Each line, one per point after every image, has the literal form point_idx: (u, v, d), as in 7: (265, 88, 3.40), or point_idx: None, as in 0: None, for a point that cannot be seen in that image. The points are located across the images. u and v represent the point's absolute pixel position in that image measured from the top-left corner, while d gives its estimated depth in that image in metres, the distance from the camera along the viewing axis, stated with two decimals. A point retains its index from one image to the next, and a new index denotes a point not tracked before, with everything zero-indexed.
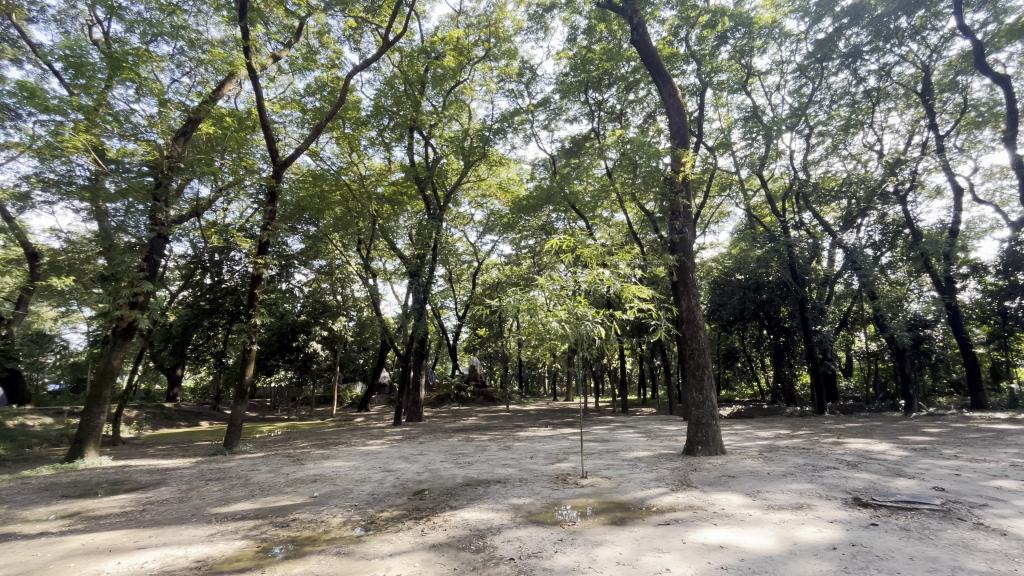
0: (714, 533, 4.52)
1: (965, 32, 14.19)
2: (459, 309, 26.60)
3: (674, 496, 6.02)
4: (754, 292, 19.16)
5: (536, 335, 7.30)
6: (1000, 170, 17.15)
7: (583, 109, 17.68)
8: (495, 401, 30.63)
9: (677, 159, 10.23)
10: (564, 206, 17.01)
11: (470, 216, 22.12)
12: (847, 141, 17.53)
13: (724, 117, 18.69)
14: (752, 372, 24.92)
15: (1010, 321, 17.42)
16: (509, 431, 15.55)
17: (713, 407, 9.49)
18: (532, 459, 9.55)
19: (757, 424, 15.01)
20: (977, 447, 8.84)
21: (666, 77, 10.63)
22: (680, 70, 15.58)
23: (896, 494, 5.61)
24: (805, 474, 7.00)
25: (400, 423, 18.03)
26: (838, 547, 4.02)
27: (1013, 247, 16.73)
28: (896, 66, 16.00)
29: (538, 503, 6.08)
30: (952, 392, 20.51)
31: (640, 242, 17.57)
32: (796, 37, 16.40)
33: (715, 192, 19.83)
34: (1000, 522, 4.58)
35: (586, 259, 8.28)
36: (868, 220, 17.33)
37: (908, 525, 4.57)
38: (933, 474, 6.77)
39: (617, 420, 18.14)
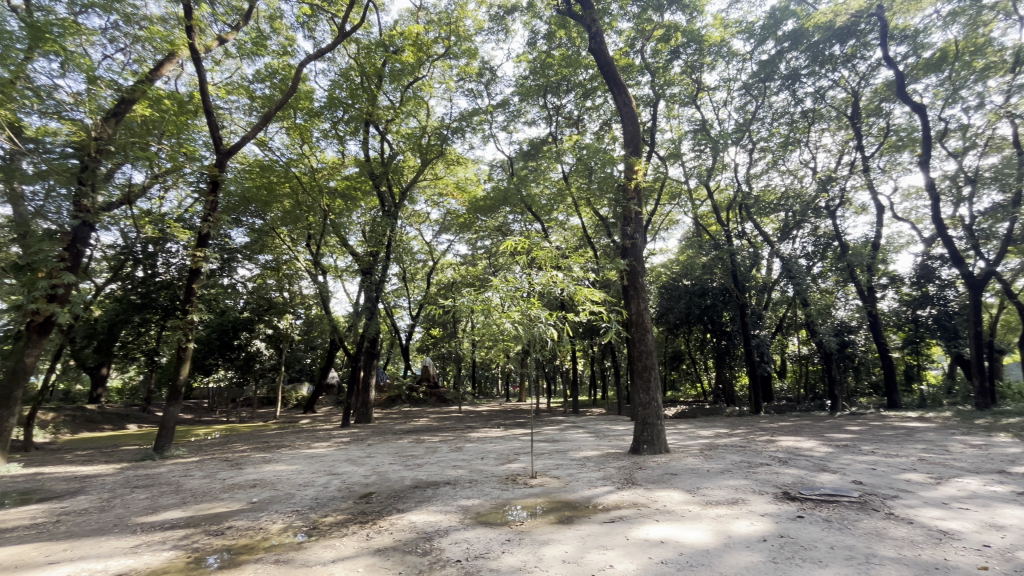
0: (656, 528, 4.70)
1: (890, 63, 15.47)
2: (413, 308, 26.20)
3: (619, 495, 6.19)
4: (699, 297, 20.10)
5: (490, 336, 7.32)
6: (916, 191, 18.81)
7: (541, 112, 17.90)
8: (447, 401, 30.37)
9: (630, 167, 10.55)
10: (521, 208, 17.08)
11: (426, 215, 21.83)
12: (786, 157, 18.73)
13: (675, 129, 19.49)
14: (695, 373, 26.07)
15: (921, 328, 19.20)
16: (460, 432, 15.44)
17: (659, 407, 9.84)
18: (482, 460, 9.54)
19: (700, 424, 15.65)
20: (890, 444, 9.67)
21: (621, 86, 10.93)
22: (636, 80, 16.07)
23: (820, 488, 6.03)
24: (741, 471, 7.40)
25: (348, 424, 17.53)
26: (768, 539, 4.28)
27: (925, 260, 18.65)
28: (829, 90, 17.20)
29: (487, 504, 6.08)
30: (872, 393, 22.28)
31: (593, 246, 17.97)
32: (742, 57, 17.32)
33: (665, 200, 20.61)
34: (908, 512, 5.03)
35: (541, 262, 8.40)
36: (802, 232, 18.58)
37: (830, 517, 4.92)
38: (852, 468, 7.33)
39: (568, 420, 18.44)
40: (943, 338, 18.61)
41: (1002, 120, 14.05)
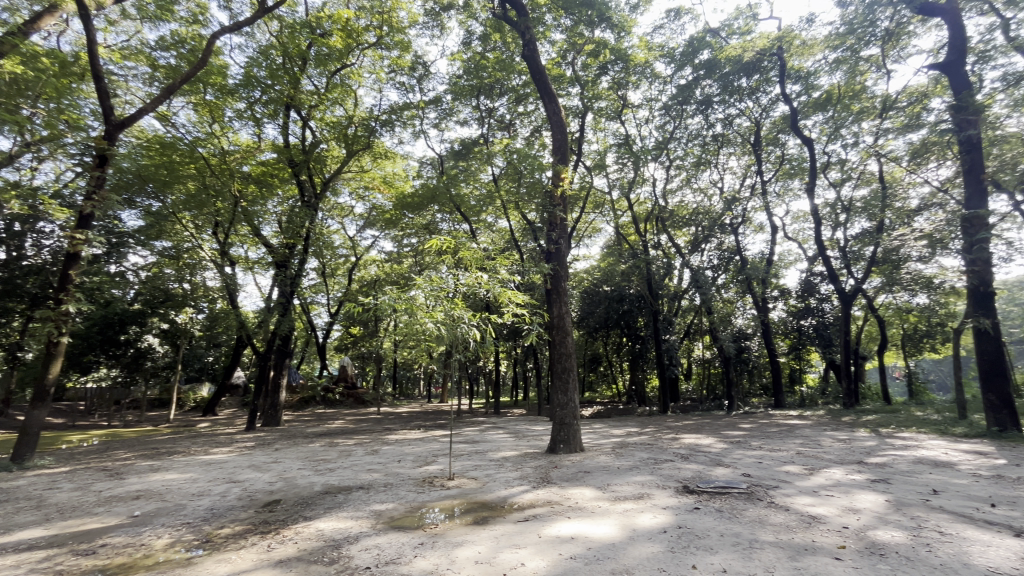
0: (567, 525, 4.86)
1: (787, 98, 17.29)
2: (332, 305, 25.02)
3: (534, 493, 6.34)
4: (617, 303, 21.12)
5: (411, 335, 7.16)
6: (803, 215, 21.23)
7: (473, 113, 17.89)
8: (366, 403, 29.34)
9: (557, 174, 10.87)
10: (449, 207, 16.92)
11: (349, 207, 20.93)
12: (698, 176, 20.32)
13: (601, 141, 20.37)
14: (612, 375, 27.39)
15: (804, 336, 21.63)
16: (378, 435, 14.97)
17: (575, 407, 10.21)
18: (399, 462, 9.32)
19: (613, 423, 16.43)
20: (775, 439, 10.81)
21: (552, 95, 11.23)
22: (566, 91, 16.59)
23: (715, 481, 6.59)
24: (647, 467, 7.88)
25: (254, 428, 16.29)
26: (668, 531, 4.59)
27: (809, 276, 21.12)
28: (737, 118, 18.84)
29: (401, 507, 5.95)
30: (762, 394, 24.70)
31: (519, 249, 18.27)
32: (663, 80, 18.50)
33: (590, 209, 21.47)
34: (786, 500, 5.65)
35: (467, 263, 8.39)
36: (709, 245, 20.25)
37: (722, 507, 5.38)
38: (743, 462, 8.08)
39: (488, 421, 18.62)
40: (821, 346, 21.04)
41: (871, 158, 16.22)
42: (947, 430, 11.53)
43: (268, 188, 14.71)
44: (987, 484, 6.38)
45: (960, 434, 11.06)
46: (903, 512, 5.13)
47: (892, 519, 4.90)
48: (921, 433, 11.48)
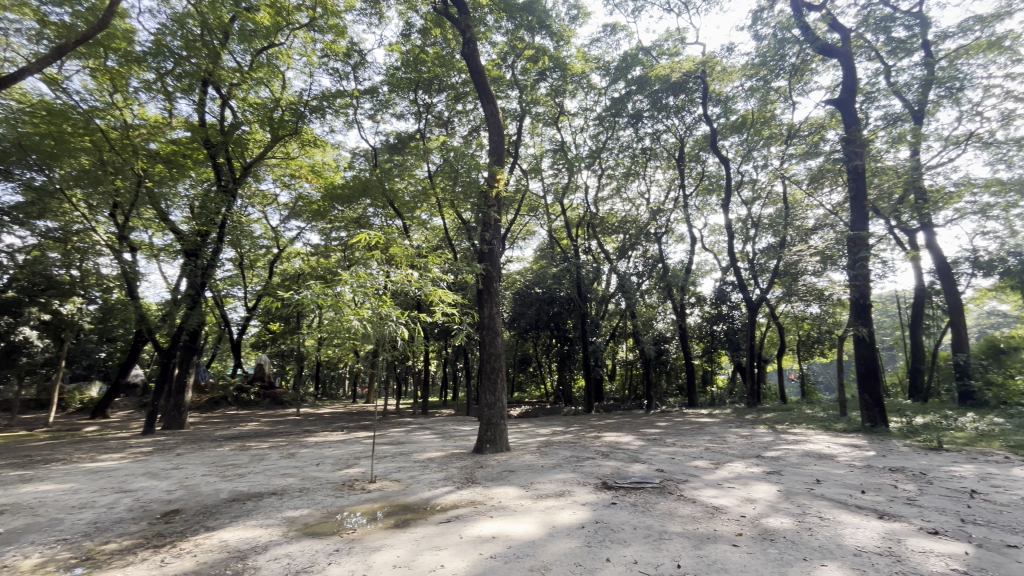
0: (489, 525, 4.89)
1: (709, 119, 18.59)
2: (250, 299, 23.35)
3: (457, 494, 6.31)
4: (547, 305, 21.61)
5: (335, 333, 6.83)
6: (719, 228, 22.97)
7: (410, 106, 17.49)
8: (284, 403, 27.70)
9: (493, 175, 10.90)
10: (382, 202, 16.37)
11: (272, 196, 19.65)
12: (627, 186, 21.35)
13: (537, 145, 20.76)
14: (540, 376, 27.97)
15: (716, 340, 23.40)
16: (295, 437, 14.18)
17: (503, 407, 10.32)
18: (318, 466, 8.88)
19: (539, 422, 16.78)
20: (687, 436, 11.55)
21: (490, 97, 11.27)
22: (505, 94, 16.71)
23: (631, 476, 6.93)
24: (570, 465, 8.12)
25: (152, 431, 14.80)
26: (586, 526, 4.76)
27: (722, 285, 22.86)
28: (664, 134, 19.95)
29: (316, 513, 5.68)
30: (678, 394, 26.36)
31: (453, 248, 18.12)
32: (598, 91, 19.20)
33: (525, 211, 21.76)
34: (693, 493, 6.07)
35: (397, 259, 8.16)
36: (636, 252, 21.29)
37: (636, 502, 5.66)
38: (658, 458, 8.57)
39: (415, 421, 18.33)
40: (730, 349, 22.83)
41: (777, 180, 17.86)
42: (831, 425, 12.96)
43: (179, 169, 13.47)
44: (860, 473, 7.25)
45: (840, 429, 12.48)
46: (791, 501, 5.70)
47: (782, 507, 5.42)
48: (810, 429, 12.81)
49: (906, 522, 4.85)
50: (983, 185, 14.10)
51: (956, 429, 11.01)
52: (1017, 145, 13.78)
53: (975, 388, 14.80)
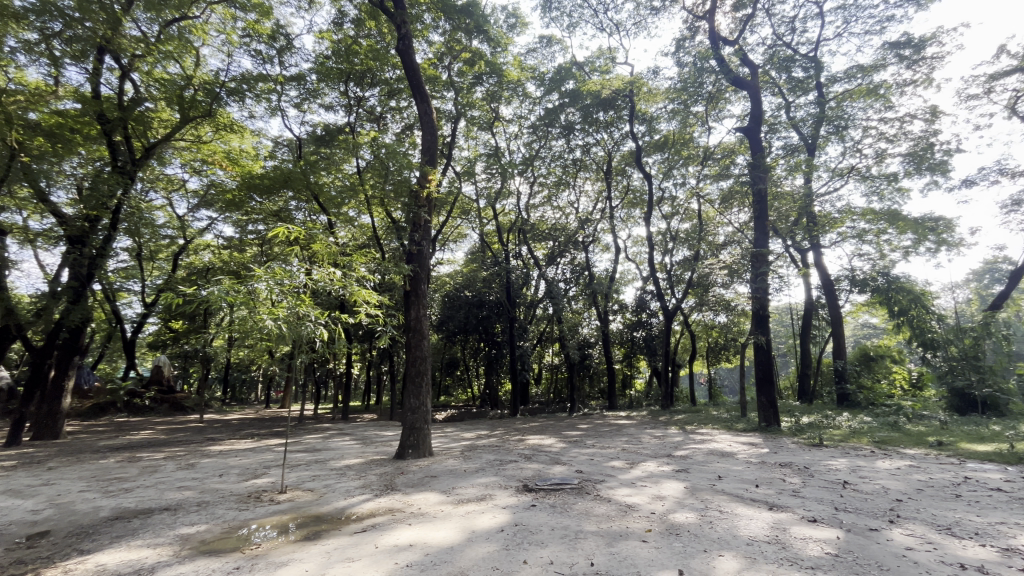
0: (407, 533, 4.77)
1: (635, 136, 19.61)
2: (148, 294, 21.14)
3: (375, 502, 6.10)
4: (476, 308, 21.61)
5: (245, 333, 6.30)
6: (641, 240, 24.28)
7: (340, 98, 16.78)
8: (185, 409, 25.28)
9: (424, 175, 10.70)
10: (306, 195, 15.56)
11: (179, 181, 17.93)
12: (558, 195, 21.98)
13: (471, 149, 20.80)
14: (467, 379, 27.88)
15: (635, 346, 24.65)
16: (196, 446, 12.96)
17: (427, 411, 10.15)
18: (221, 477, 8.18)
19: (464, 427, 16.69)
20: (606, 438, 12.02)
21: (424, 95, 11.08)
22: (441, 94, 16.54)
23: (551, 478, 7.09)
24: (492, 468, 8.15)
25: (19, 442, 12.87)
26: (505, 529, 4.80)
27: (643, 294, 24.13)
28: (594, 147, 20.76)
29: (216, 528, 5.22)
30: (600, 397, 27.40)
31: (381, 248, 17.58)
32: (533, 100, 19.60)
33: (456, 214, 21.65)
34: (608, 492, 6.33)
35: (319, 257, 7.77)
36: (564, 260, 21.94)
37: (555, 503, 5.80)
38: (578, 460, 8.84)
39: (334, 427, 17.52)
40: (649, 355, 24.15)
41: (693, 198, 19.23)
42: (733, 425, 14.13)
43: (65, 145, 11.83)
44: (755, 468, 7.96)
45: (740, 429, 13.64)
46: (695, 496, 6.12)
47: (687, 503, 5.81)
48: (714, 428, 13.88)
49: (791, 512, 5.40)
50: (861, 213, 16.11)
51: (834, 427, 12.44)
52: (887, 180, 15.91)
53: (851, 391, 16.88)
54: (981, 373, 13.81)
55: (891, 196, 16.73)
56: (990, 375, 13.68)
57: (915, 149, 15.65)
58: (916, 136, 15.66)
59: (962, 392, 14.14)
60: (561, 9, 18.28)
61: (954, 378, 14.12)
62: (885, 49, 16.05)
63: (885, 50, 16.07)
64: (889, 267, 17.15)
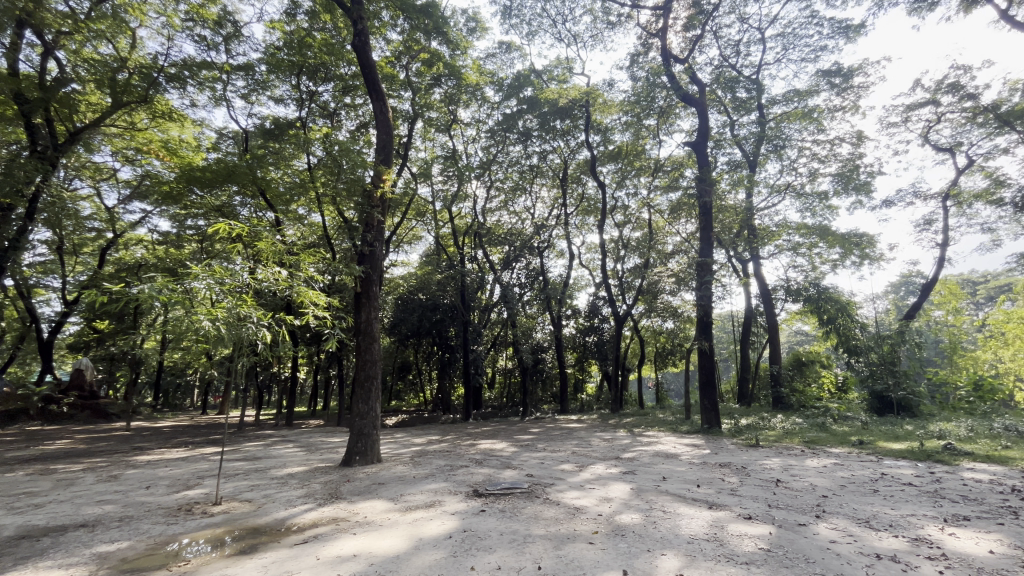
0: (351, 543, 4.62)
1: (590, 145, 20.09)
2: (70, 290, 19.50)
3: (318, 511, 5.88)
4: (430, 312, 21.28)
5: (180, 334, 5.86)
6: (594, 247, 24.86)
7: (291, 91, 16.16)
8: (110, 416, 23.36)
9: (379, 175, 10.44)
10: (252, 190, 14.87)
11: (109, 169, 16.63)
12: (514, 200, 22.14)
13: (428, 150, 20.61)
14: (420, 384, 27.50)
15: (587, 350, 25.15)
16: (121, 456, 12.00)
17: (376, 416, 9.90)
18: (148, 489, 7.61)
19: (415, 432, 16.39)
20: (557, 441, 12.18)
21: (380, 93, 10.85)
22: (398, 94, 16.25)
23: (501, 482, 7.09)
24: (442, 474, 8.05)
25: None
26: (453, 536, 4.75)
27: (595, 300, 24.67)
28: (550, 154, 21.07)
29: (140, 545, 4.85)
30: (552, 401, 27.70)
31: (331, 249, 17.03)
32: (492, 105, 19.67)
33: (411, 215, 21.34)
34: (557, 495, 6.41)
35: (264, 256, 7.41)
36: (519, 264, 22.10)
37: (504, 507, 5.81)
38: (528, 464, 8.90)
39: (277, 434, 16.73)
40: (600, 359, 24.69)
41: (645, 208, 19.91)
42: (677, 428, 14.68)
43: None
44: (697, 469, 8.29)
45: (685, 431, 14.19)
46: (641, 497, 6.30)
47: (633, 504, 5.98)
48: (660, 431, 14.37)
49: (729, 510, 5.66)
50: (796, 227, 17.24)
51: (769, 428, 13.20)
52: (819, 197, 17.14)
53: (784, 394, 18.02)
54: (896, 377, 15.22)
55: (822, 213, 18.02)
56: (903, 379, 15.13)
57: (844, 170, 16.92)
58: (844, 158, 16.96)
59: (880, 394, 15.23)
60: (520, 17, 18.49)
61: (874, 382, 15.37)
62: (819, 76, 17.30)
63: (819, 77, 17.31)
64: (819, 278, 18.44)
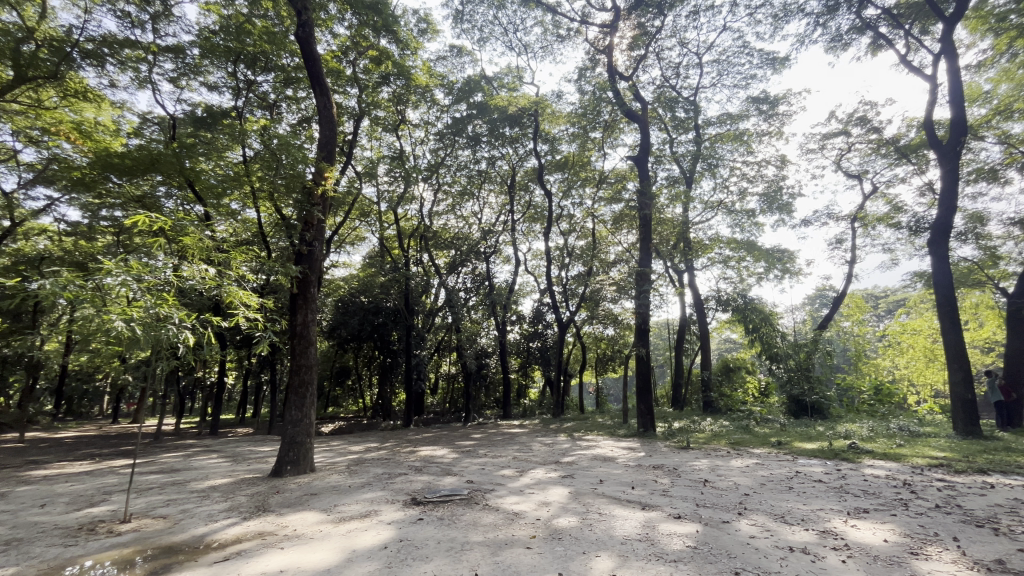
0: (278, 558, 4.37)
1: (538, 154, 20.44)
2: None
3: (242, 526, 5.52)
4: (372, 315, 20.76)
5: (87, 335, 5.29)
6: (540, 254, 25.24)
7: (226, 78, 15.27)
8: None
9: (320, 172, 10.02)
10: (180, 182, 13.85)
11: (8, 150, 14.87)
12: (461, 204, 22.08)
13: (375, 149, 20.13)
14: (359, 390, 26.69)
15: (531, 356, 25.48)
16: (11, 472, 10.66)
17: (310, 424, 9.48)
18: (43, 508, 6.82)
19: (352, 439, 15.82)
20: (498, 446, 12.19)
21: (324, 88, 10.49)
22: (343, 89, 15.73)
23: (441, 490, 7.00)
24: (379, 483, 7.82)
25: None
26: (388, 546, 4.62)
27: (540, 306, 25.05)
28: (499, 160, 21.19)
29: (30, 572, 4.33)
30: (495, 406, 27.71)
31: (266, 246, 16.20)
32: (441, 107, 19.54)
33: (354, 215, 20.70)
34: (497, 501, 6.41)
35: (189, 252, 6.86)
36: (465, 269, 22.03)
37: (443, 515, 5.73)
38: (469, 470, 8.84)
39: (200, 444, 15.58)
40: (543, 364, 25.06)
41: (589, 217, 20.49)
42: (615, 432, 15.12)
43: None
44: (632, 472, 8.59)
45: (622, 434, 14.65)
46: (578, 500, 6.44)
47: (570, 507, 6.10)
48: (599, 435, 14.76)
49: (660, 510, 5.92)
50: (727, 242, 18.41)
51: (699, 431, 13.94)
52: (747, 215, 18.40)
53: (714, 398, 19.12)
54: (810, 382, 16.59)
55: (750, 229, 19.33)
56: (816, 384, 16.58)
57: (769, 190, 18.29)
58: (770, 179, 18.34)
59: (797, 398, 16.69)
60: (472, 22, 18.54)
61: (792, 386, 16.66)
62: (749, 102, 18.62)
63: (749, 104, 18.63)
64: (746, 289, 19.78)
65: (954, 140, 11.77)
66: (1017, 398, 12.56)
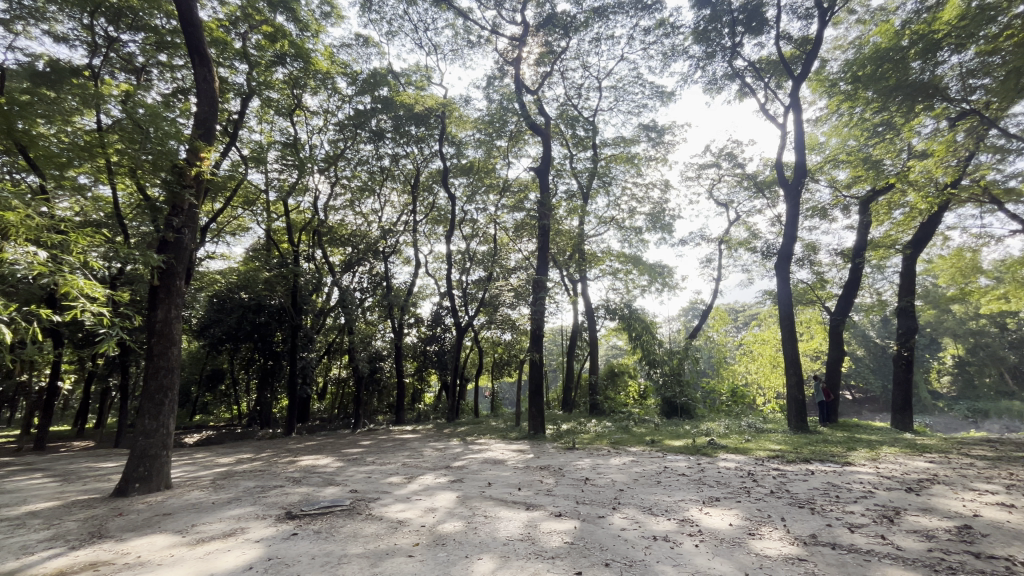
0: None
1: (444, 156, 20.31)
2: None
3: (68, 557, 4.69)
4: (253, 313, 19.03)
5: None
6: (441, 257, 25.04)
7: (79, 30, 13.05)
8: None
9: (195, 151, 8.92)
10: (7, 146, 11.50)
11: None
12: (361, 200, 21.14)
13: (265, 133, 18.56)
14: (234, 395, 24.25)
15: (428, 359, 25.15)
16: None
17: (168, 434, 8.37)
18: None
19: (221, 451, 14.24)
20: (387, 453, 11.79)
21: (206, 59, 9.39)
22: (229, 63, 14.22)
23: (320, 501, 6.59)
24: (250, 497, 7.14)
25: None
26: (254, 566, 4.24)
27: (439, 309, 24.80)
28: (403, 158, 20.68)
29: None
30: (387, 411, 26.80)
31: (123, 230, 14.02)
32: (342, 97, 18.59)
33: (237, 203, 18.79)
34: (381, 510, 6.20)
35: (11, 230, 5.61)
36: (362, 268, 21.10)
37: (320, 528, 5.40)
38: (353, 479, 8.42)
39: (18, 462, 12.92)
40: (439, 368, 24.83)
41: (491, 224, 20.79)
42: (507, 434, 15.47)
43: None
44: (519, 473, 8.81)
45: (513, 437, 14.99)
46: (465, 504, 6.45)
47: (456, 511, 6.10)
48: (491, 438, 14.96)
49: (543, 509, 6.16)
50: (617, 255, 19.81)
51: (584, 432, 14.77)
52: (634, 232, 20.01)
53: (599, 401, 20.39)
54: (680, 386, 18.50)
55: (636, 245, 21.03)
56: (686, 387, 18.53)
57: (653, 211, 20.08)
58: (655, 202, 20.12)
59: (671, 400, 18.37)
60: (380, 13, 17.94)
61: (666, 389, 18.45)
62: (640, 129, 20.30)
63: (640, 130, 20.32)
64: (631, 300, 21.43)
65: (797, 180, 13.86)
66: (833, 398, 15.14)
